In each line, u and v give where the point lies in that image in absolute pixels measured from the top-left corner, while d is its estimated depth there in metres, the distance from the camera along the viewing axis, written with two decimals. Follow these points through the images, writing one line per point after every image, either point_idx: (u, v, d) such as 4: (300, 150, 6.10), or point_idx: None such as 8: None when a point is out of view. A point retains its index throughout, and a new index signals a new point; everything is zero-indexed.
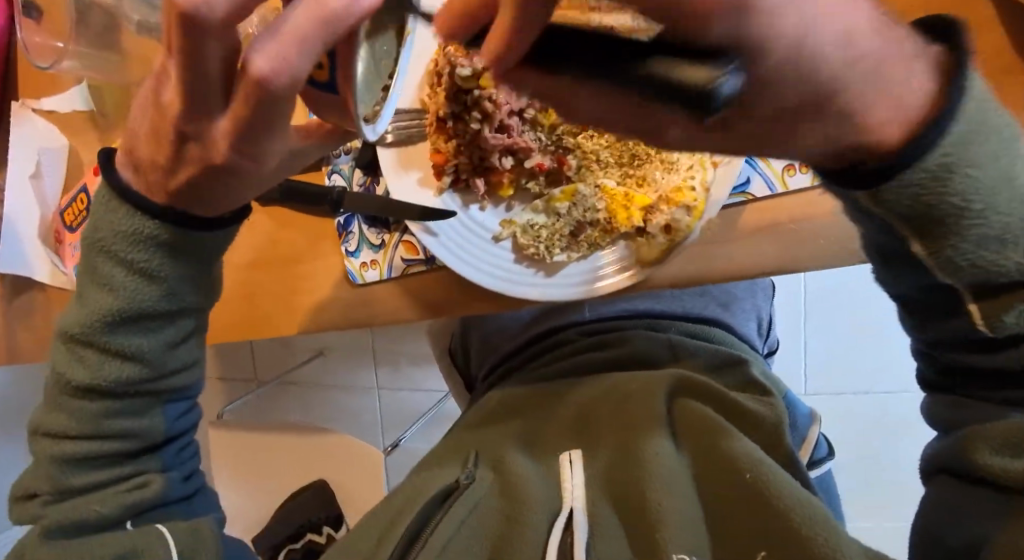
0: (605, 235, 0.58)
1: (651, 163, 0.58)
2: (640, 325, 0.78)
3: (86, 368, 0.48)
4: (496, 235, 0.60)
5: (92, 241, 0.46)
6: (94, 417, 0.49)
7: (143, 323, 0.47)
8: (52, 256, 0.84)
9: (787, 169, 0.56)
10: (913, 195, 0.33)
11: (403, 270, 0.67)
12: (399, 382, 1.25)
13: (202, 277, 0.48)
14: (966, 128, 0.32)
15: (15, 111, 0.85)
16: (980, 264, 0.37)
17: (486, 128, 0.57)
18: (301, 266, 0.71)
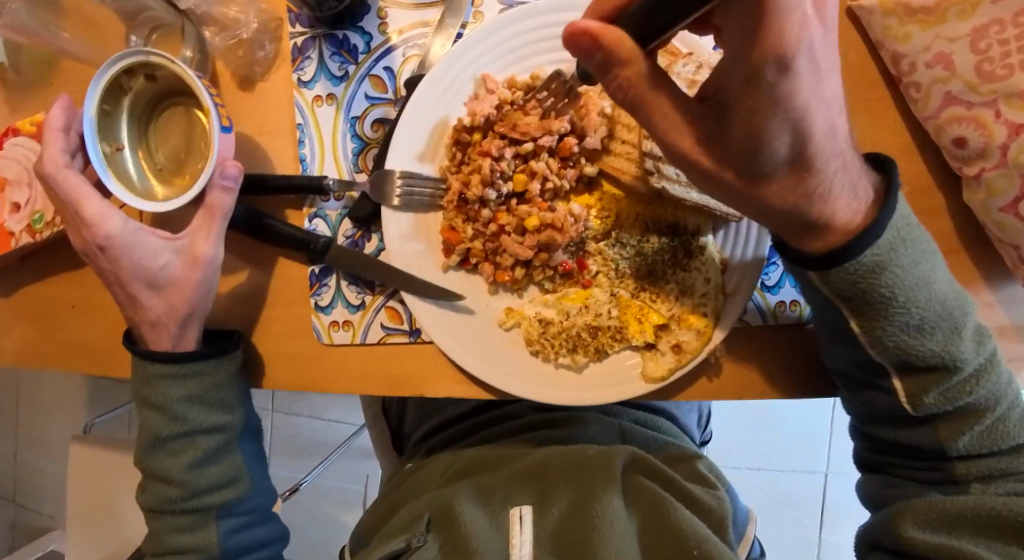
0: (614, 342, 0.58)
1: (668, 282, 0.59)
2: (594, 409, 0.80)
3: (152, 494, 0.63)
4: (500, 321, 0.60)
5: (135, 390, 0.62)
6: (162, 533, 0.63)
7: (180, 443, 0.61)
8: None
9: (776, 304, 0.62)
10: (852, 279, 0.46)
11: (380, 338, 0.63)
12: (297, 407, 1.18)
13: (204, 401, 0.61)
14: (891, 238, 0.45)
15: None
16: (901, 344, 0.48)
17: (512, 223, 0.57)
18: (260, 307, 0.66)
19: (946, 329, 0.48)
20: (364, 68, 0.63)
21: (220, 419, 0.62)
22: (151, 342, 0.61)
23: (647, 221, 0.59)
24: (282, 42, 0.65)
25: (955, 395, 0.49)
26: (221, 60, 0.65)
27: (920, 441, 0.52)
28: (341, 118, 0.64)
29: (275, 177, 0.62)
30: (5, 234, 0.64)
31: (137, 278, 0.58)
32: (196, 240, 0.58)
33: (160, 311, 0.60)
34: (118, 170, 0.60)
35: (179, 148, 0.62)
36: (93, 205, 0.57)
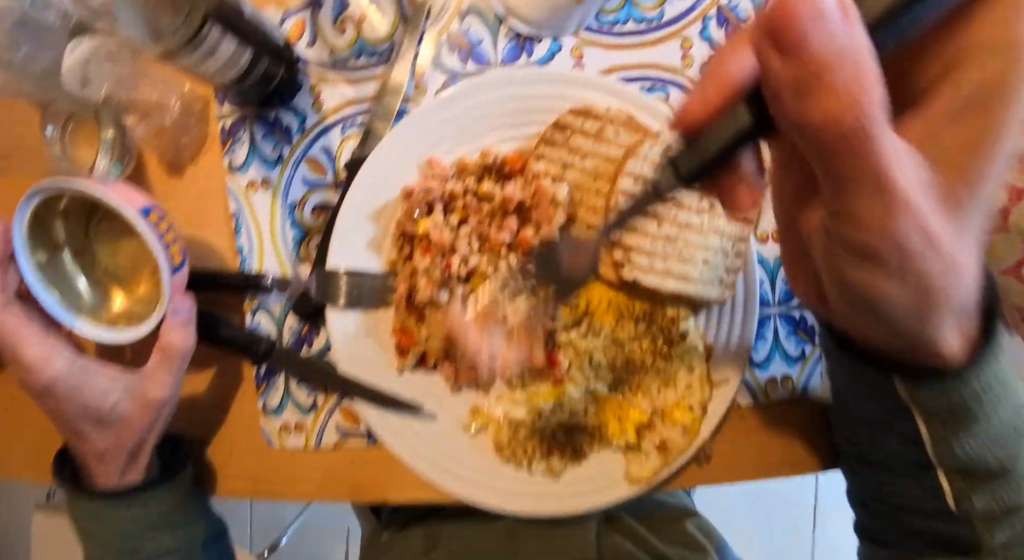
0: (592, 442, 0.53)
1: (648, 371, 0.54)
2: None
3: None
4: (464, 425, 0.54)
5: (87, 520, 0.59)
6: None
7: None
8: None
9: (768, 380, 0.56)
10: (937, 394, 0.44)
11: (335, 442, 0.58)
12: None
13: (155, 524, 0.58)
14: (993, 361, 0.44)
15: None
16: (976, 456, 0.46)
17: (472, 323, 0.52)
18: (203, 411, 0.60)
19: (1014, 439, 0.46)
20: (300, 150, 0.58)
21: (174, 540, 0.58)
22: (97, 477, 0.57)
23: (621, 306, 0.53)
24: (209, 123, 0.60)
25: (1004, 499, 0.47)
26: (144, 146, 0.60)
27: (955, 536, 0.50)
28: (278, 205, 0.59)
29: (215, 273, 0.58)
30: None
31: (82, 415, 0.55)
32: (148, 381, 0.56)
33: (107, 445, 0.56)
34: (66, 290, 0.58)
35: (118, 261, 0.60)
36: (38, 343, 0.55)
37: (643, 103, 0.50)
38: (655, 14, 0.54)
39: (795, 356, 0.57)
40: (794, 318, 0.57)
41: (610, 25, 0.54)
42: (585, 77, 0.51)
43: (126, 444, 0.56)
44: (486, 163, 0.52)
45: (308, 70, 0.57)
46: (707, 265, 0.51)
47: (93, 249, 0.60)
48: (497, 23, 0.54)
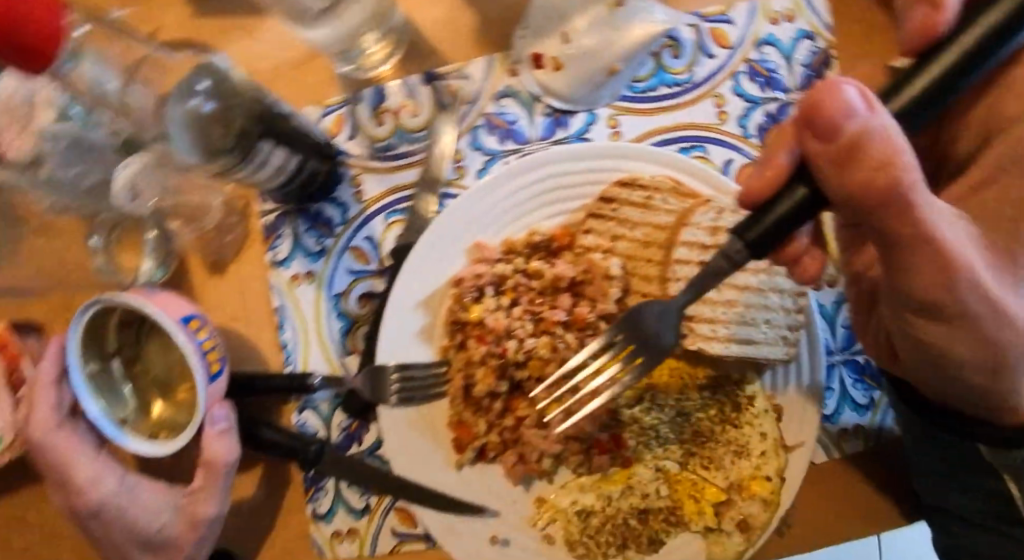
0: (670, 528, 0.50)
1: (720, 443, 0.50)
2: None
3: None
4: (530, 518, 0.51)
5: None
6: None
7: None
8: None
9: (841, 435, 0.53)
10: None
11: (391, 548, 0.53)
12: None
13: None
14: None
15: None
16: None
17: (534, 419, 0.49)
18: (253, 520, 0.55)
19: None
20: (343, 240, 0.56)
21: None
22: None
23: (684, 375, 0.51)
24: (251, 222, 0.58)
25: None
26: (188, 247, 0.59)
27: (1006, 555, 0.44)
28: (323, 297, 0.56)
29: (252, 376, 0.54)
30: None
31: (126, 537, 0.51)
32: (197, 500, 0.51)
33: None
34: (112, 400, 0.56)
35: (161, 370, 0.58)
36: (85, 465, 0.52)
37: (687, 168, 0.51)
38: (687, 75, 0.55)
39: (864, 406, 0.53)
40: (859, 365, 0.54)
41: (643, 91, 0.55)
42: (626, 145, 0.51)
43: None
44: (533, 242, 0.52)
45: (349, 161, 0.56)
46: (770, 325, 0.49)
47: (142, 355, 0.58)
48: (532, 101, 0.55)
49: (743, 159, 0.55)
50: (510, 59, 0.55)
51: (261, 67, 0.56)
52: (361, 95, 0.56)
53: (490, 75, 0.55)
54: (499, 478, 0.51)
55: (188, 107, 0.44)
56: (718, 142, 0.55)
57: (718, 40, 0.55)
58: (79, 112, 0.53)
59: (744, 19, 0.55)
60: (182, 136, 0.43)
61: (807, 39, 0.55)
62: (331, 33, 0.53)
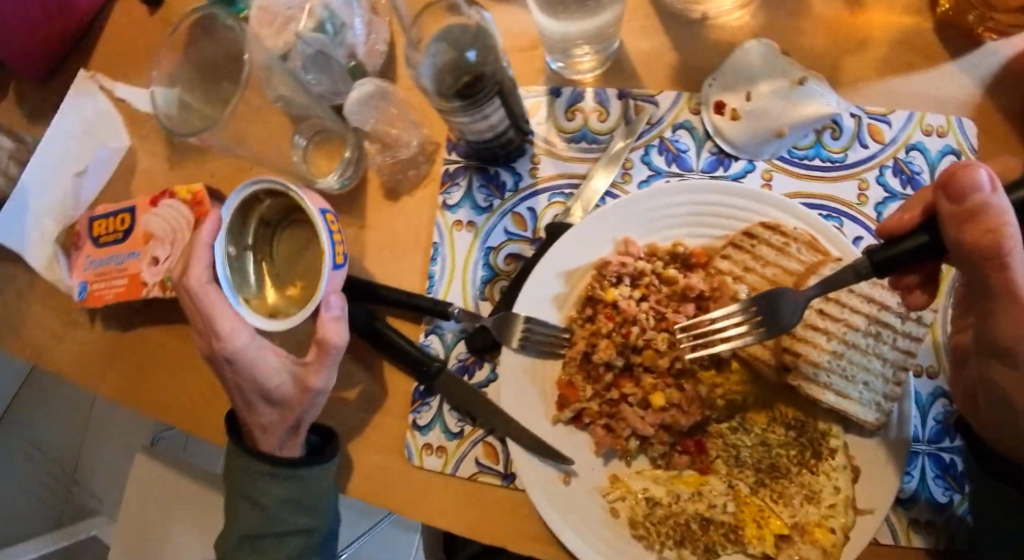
0: (728, 542, 0.53)
1: (793, 482, 0.54)
2: None
3: None
4: (601, 488, 0.55)
5: (235, 483, 0.60)
6: None
7: (272, 543, 0.59)
8: (60, 255, 0.79)
9: (912, 524, 0.56)
10: None
11: (471, 474, 0.60)
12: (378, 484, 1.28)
13: (305, 506, 0.58)
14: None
15: (80, 79, 0.83)
16: None
17: (635, 402, 0.55)
18: (362, 413, 0.64)
19: None
20: (508, 204, 0.64)
21: (318, 523, 0.59)
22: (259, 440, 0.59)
23: (776, 410, 0.55)
24: (434, 165, 0.66)
25: None
26: (375, 169, 0.67)
27: None
28: (477, 246, 0.64)
29: (400, 292, 0.63)
30: (139, 283, 0.73)
31: (251, 387, 0.58)
32: (311, 369, 0.58)
33: (273, 418, 0.59)
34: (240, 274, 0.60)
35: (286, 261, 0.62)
36: (227, 319, 0.56)
37: (828, 232, 0.55)
38: (840, 156, 0.60)
39: (943, 503, 0.56)
40: (943, 461, 0.57)
41: (800, 158, 0.60)
42: (776, 198, 0.56)
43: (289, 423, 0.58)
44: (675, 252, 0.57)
45: (534, 141, 0.64)
46: (867, 387, 0.51)
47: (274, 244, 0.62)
48: (704, 137, 0.62)
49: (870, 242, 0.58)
50: (697, 100, 0.63)
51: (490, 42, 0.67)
52: (561, 91, 0.65)
53: (676, 107, 0.63)
54: (586, 447, 0.56)
55: (444, 51, 0.53)
56: (852, 219, 0.59)
57: (874, 135, 0.60)
58: (332, 28, 0.63)
59: (901, 122, 0.60)
60: (430, 71, 0.52)
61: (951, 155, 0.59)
62: (562, 36, 0.60)
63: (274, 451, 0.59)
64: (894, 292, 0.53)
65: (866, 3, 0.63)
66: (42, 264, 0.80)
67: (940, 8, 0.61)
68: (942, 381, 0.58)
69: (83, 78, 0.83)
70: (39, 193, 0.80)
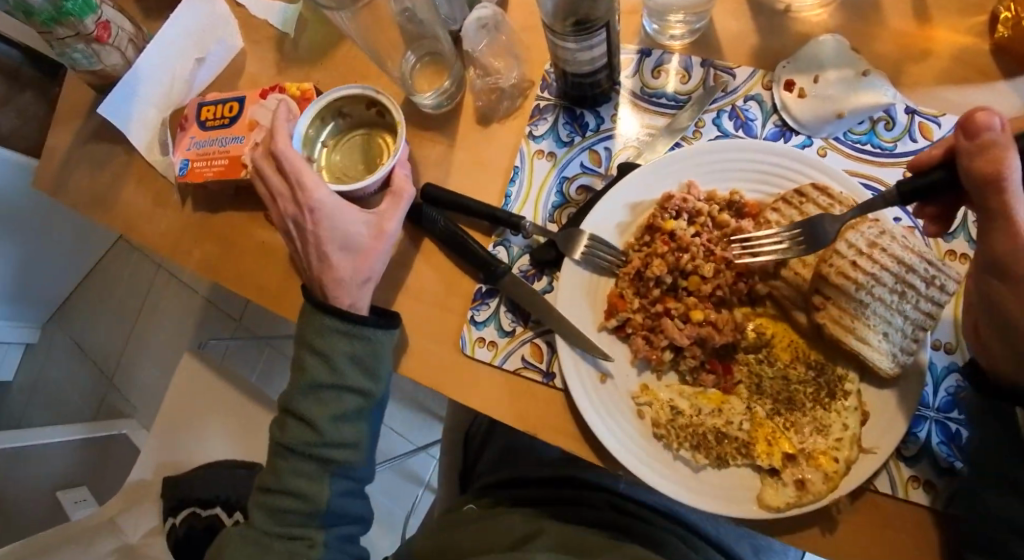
0: (738, 455, 0.59)
1: (805, 414, 0.60)
2: (676, 531, 0.80)
3: (285, 433, 0.67)
4: (632, 393, 0.62)
5: (304, 338, 0.67)
6: (292, 473, 0.67)
7: (331, 394, 0.65)
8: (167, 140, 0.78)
9: (912, 480, 0.61)
10: None
11: (516, 368, 0.67)
12: (392, 421, 1.38)
13: (366, 368, 0.65)
14: None
15: None
16: None
17: (677, 319, 0.61)
18: (426, 304, 0.71)
19: None
20: (588, 142, 0.71)
21: (372, 387, 0.66)
22: (330, 297, 0.66)
23: (799, 351, 0.61)
24: (526, 100, 0.74)
25: None
26: (474, 95, 0.76)
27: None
28: (553, 174, 0.71)
29: (478, 203, 0.70)
30: (240, 164, 0.73)
31: (332, 239, 0.66)
32: (384, 217, 0.68)
33: (346, 272, 0.66)
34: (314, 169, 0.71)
35: (350, 165, 0.73)
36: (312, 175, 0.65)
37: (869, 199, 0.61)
38: (890, 146, 0.63)
39: (945, 467, 0.61)
40: (949, 429, 0.62)
41: (854, 141, 0.64)
42: (814, 158, 0.62)
43: (364, 275, 0.66)
44: (731, 201, 0.63)
45: (619, 91, 0.71)
46: (886, 338, 0.58)
47: (337, 158, 0.73)
48: (771, 110, 0.66)
49: (907, 224, 0.63)
50: (771, 78, 0.67)
51: None
52: (651, 52, 0.70)
53: (750, 81, 0.67)
54: (625, 356, 0.63)
55: None
56: None
57: (923, 133, 0.63)
58: None
59: (951, 125, 0.63)
60: None
61: None
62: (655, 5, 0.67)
63: (348, 306, 0.66)
64: (924, 259, 0.58)
65: (934, 18, 0.66)
66: (145, 144, 0.79)
67: (998, 33, 0.64)
68: (957, 356, 0.63)
69: None
70: (156, 79, 0.79)
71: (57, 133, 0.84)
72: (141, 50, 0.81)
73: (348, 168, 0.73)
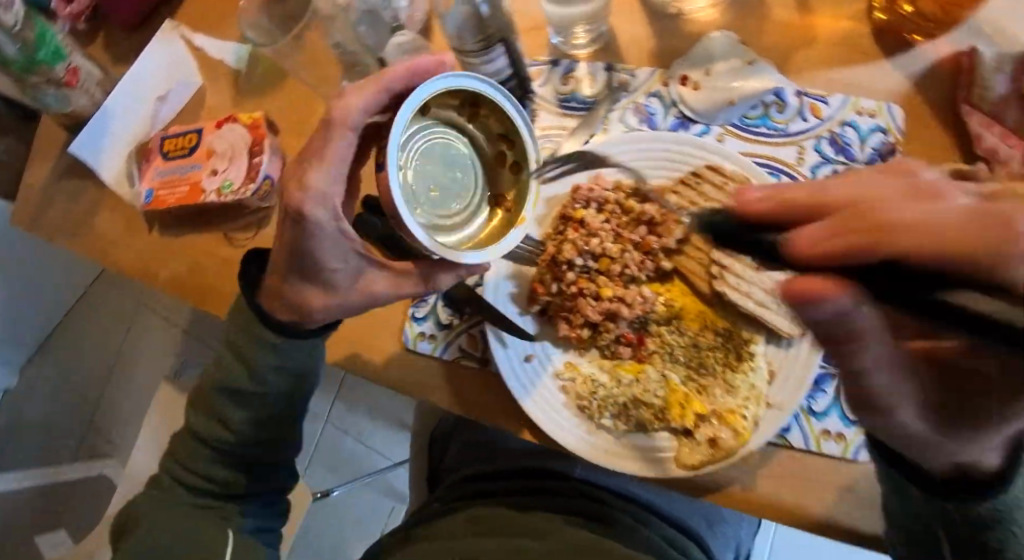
0: (654, 420, 0.63)
1: (715, 378, 0.64)
2: (631, 512, 0.80)
3: (205, 422, 0.71)
4: (557, 370, 0.67)
5: (233, 344, 0.69)
6: (205, 457, 0.71)
7: (251, 397, 0.69)
8: (132, 168, 0.86)
9: (822, 433, 0.64)
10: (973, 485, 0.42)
11: (454, 357, 0.72)
12: (351, 429, 1.38)
13: (293, 374, 0.69)
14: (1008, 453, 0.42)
15: (166, 27, 0.91)
16: None
17: (591, 299, 0.66)
18: (370, 304, 0.76)
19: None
20: None
21: (294, 389, 0.70)
22: (273, 308, 0.65)
23: (707, 319, 0.66)
24: None
25: None
26: None
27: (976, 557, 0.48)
28: None
29: None
30: (200, 189, 0.80)
31: (306, 259, 0.59)
32: (375, 279, 0.60)
33: (304, 297, 0.62)
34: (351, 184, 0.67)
35: (443, 185, 0.53)
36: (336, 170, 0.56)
37: (758, 173, 0.65)
38: (782, 126, 0.67)
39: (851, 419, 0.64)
40: None
41: (749, 125, 0.68)
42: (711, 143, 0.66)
43: (315, 317, 0.63)
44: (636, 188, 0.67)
45: (533, 99, 0.76)
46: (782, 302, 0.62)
47: (443, 167, 0.52)
48: (671, 105, 0.71)
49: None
50: (668, 76, 0.72)
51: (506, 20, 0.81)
52: (559, 62, 0.76)
53: (650, 80, 0.72)
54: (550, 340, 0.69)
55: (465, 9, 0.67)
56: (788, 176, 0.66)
57: (813, 112, 0.67)
58: None
59: (836, 104, 0.67)
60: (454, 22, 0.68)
61: (881, 131, 0.65)
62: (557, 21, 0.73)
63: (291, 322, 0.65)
64: None
65: (816, 9, 0.70)
66: (112, 175, 0.85)
67: (877, 16, 0.68)
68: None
69: (168, 26, 0.91)
70: (122, 115, 0.87)
71: (34, 169, 0.92)
72: (109, 91, 0.89)
73: (449, 194, 0.53)
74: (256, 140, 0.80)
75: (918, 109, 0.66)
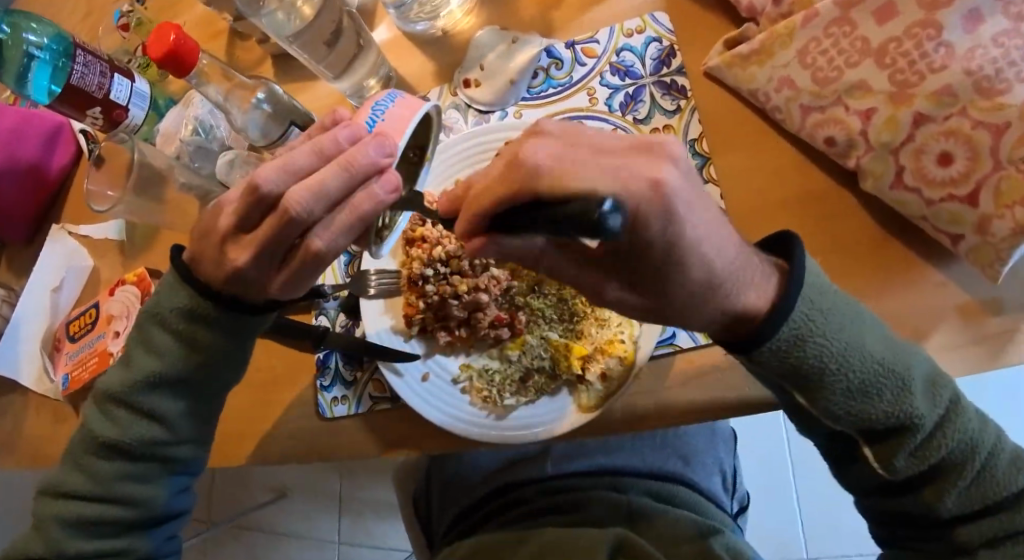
0: (549, 381, 0.64)
1: (589, 321, 0.65)
2: (604, 484, 0.74)
3: (117, 426, 0.59)
4: (454, 376, 0.66)
5: (151, 309, 0.57)
6: (107, 480, 0.60)
7: (183, 390, 0.59)
8: (45, 362, 0.90)
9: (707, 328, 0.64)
10: (780, 356, 0.43)
11: (370, 406, 0.72)
12: (360, 537, 1.35)
13: (236, 360, 0.59)
14: (806, 310, 0.42)
15: (53, 231, 0.98)
16: (823, 362, 0.44)
17: (451, 299, 0.66)
18: (280, 395, 0.77)
19: (868, 369, 0.44)
20: None
21: (234, 379, 0.61)
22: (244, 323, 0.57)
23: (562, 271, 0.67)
24: None
25: (856, 395, 0.45)
26: None
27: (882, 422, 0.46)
28: None
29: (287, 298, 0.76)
30: (107, 354, 0.84)
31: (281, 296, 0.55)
32: None
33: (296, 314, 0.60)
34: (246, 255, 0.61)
35: None
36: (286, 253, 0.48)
37: None
38: (566, 79, 0.69)
39: None
40: None
41: (537, 92, 0.70)
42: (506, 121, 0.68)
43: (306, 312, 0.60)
44: None
45: None
46: None
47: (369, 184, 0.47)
48: (467, 107, 0.73)
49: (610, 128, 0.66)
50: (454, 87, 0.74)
51: (316, 102, 0.87)
52: None
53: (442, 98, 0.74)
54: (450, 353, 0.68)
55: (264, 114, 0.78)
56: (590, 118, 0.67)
57: (587, 55, 0.69)
58: (203, 130, 0.88)
59: (606, 38, 0.68)
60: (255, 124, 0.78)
61: (655, 42, 0.66)
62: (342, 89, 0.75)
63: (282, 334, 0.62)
64: None
65: None
66: (33, 377, 0.90)
67: None
68: None
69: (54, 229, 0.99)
70: (29, 320, 0.93)
71: None
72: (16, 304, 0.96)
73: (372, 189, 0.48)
74: (143, 292, 0.85)
75: (681, 8, 0.67)
